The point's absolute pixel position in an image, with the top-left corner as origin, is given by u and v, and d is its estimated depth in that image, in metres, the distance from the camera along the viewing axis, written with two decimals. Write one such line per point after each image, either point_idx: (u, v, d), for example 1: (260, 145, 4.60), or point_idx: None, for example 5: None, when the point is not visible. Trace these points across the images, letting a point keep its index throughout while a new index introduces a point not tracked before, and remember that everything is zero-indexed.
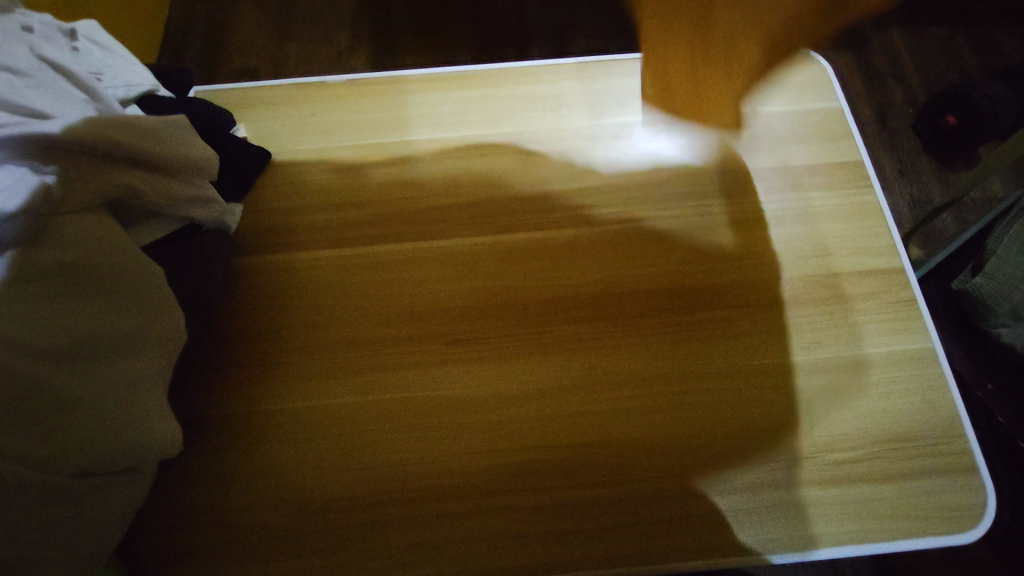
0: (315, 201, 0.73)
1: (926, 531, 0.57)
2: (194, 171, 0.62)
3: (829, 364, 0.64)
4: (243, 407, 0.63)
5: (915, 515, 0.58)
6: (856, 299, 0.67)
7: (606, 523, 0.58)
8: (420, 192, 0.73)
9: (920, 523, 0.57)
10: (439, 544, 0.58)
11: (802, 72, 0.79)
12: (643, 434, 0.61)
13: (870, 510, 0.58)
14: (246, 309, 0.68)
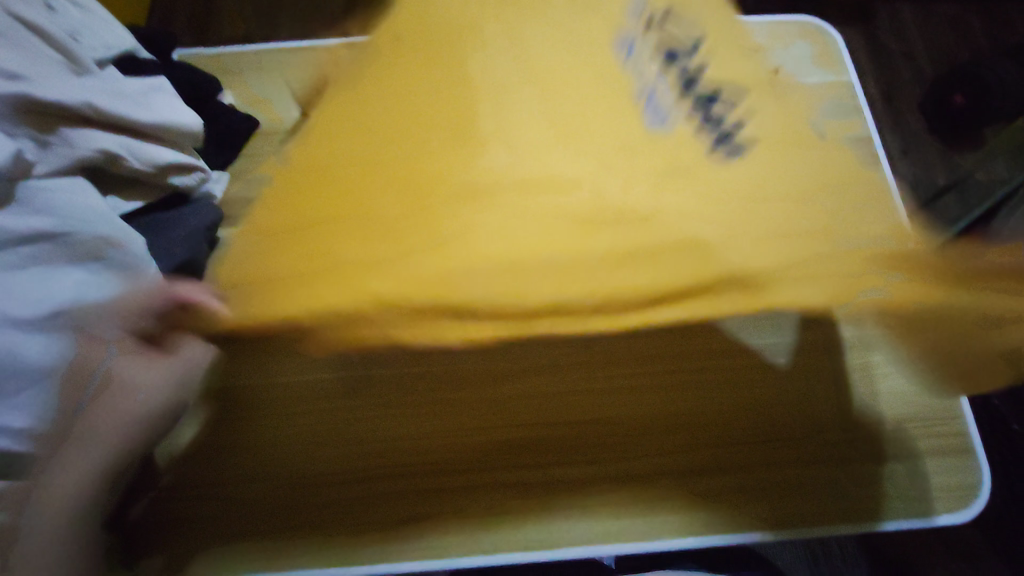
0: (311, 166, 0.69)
1: (919, 512, 0.58)
2: (179, 137, 0.59)
3: (830, 345, 0.64)
4: (235, 382, 0.63)
5: (906, 497, 0.59)
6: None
7: (601, 501, 0.58)
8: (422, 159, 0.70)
9: (913, 504, 0.58)
10: (431, 519, 0.58)
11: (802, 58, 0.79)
12: (641, 410, 0.61)
13: (860, 487, 0.58)
14: None
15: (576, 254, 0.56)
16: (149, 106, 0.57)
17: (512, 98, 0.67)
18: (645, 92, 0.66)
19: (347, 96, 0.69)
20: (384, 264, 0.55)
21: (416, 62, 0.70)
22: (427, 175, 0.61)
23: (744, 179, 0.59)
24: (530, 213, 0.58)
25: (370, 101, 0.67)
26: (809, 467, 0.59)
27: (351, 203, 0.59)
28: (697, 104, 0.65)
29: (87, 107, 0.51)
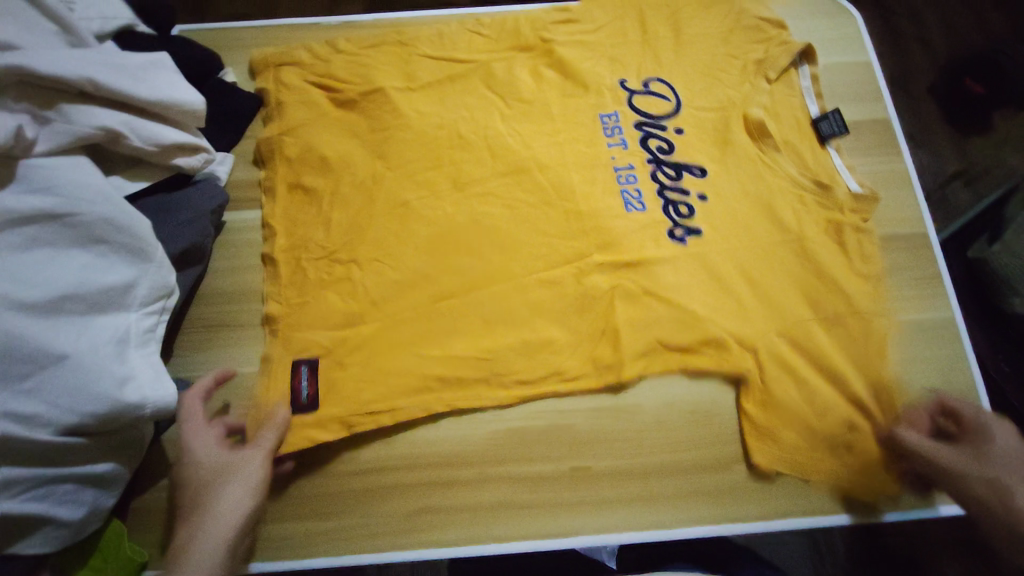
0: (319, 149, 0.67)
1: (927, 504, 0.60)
2: (182, 115, 0.56)
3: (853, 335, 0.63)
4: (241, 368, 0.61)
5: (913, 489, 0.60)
6: (889, 277, 0.66)
7: (619, 491, 0.58)
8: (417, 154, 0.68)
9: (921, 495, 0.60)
10: (444, 508, 0.57)
11: (823, 38, 0.77)
12: (657, 401, 0.61)
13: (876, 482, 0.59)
14: (240, 267, 0.65)
15: (605, 318, 0.60)
16: (149, 81, 0.54)
17: (537, 131, 0.68)
18: (618, 172, 0.66)
19: (375, 138, 0.67)
20: (421, 338, 0.59)
21: (440, 87, 0.69)
22: (461, 248, 0.62)
23: (756, 255, 0.63)
24: (562, 289, 0.61)
25: (399, 146, 0.66)
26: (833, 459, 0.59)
27: (381, 277, 0.61)
28: (669, 183, 0.66)
29: (87, 81, 0.48)
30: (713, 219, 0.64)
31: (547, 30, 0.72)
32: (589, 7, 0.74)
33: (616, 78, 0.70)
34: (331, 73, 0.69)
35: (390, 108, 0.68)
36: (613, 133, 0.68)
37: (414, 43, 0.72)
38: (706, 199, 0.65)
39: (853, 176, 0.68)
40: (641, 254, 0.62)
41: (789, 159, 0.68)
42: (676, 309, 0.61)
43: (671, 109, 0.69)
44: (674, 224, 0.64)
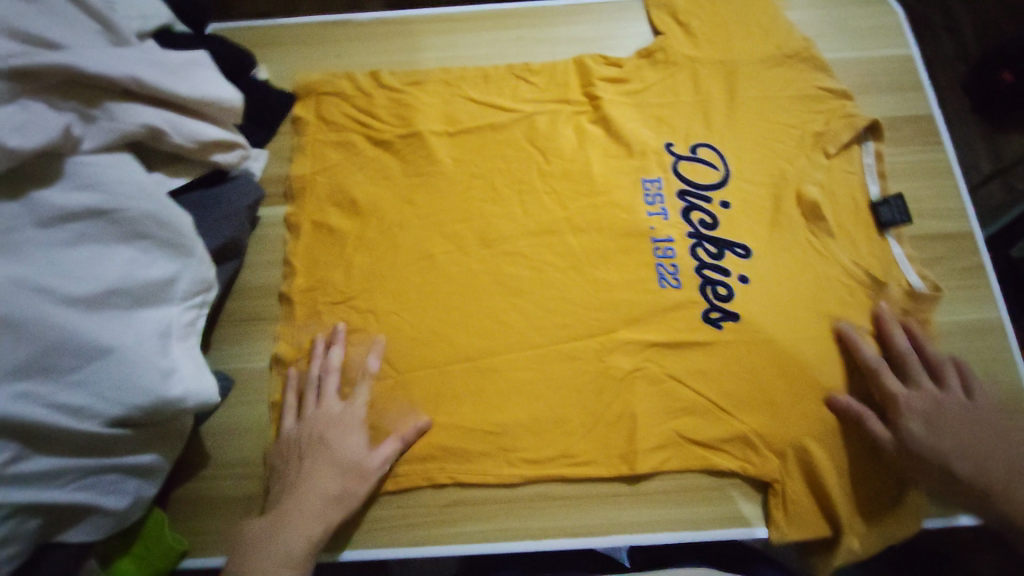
0: (353, 148, 0.68)
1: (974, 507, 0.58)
2: (219, 112, 0.57)
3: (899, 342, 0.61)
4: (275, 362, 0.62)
5: None
6: (927, 270, 0.64)
7: (649, 491, 0.58)
8: (443, 165, 0.66)
9: None
10: (474, 508, 0.58)
11: (859, 30, 0.75)
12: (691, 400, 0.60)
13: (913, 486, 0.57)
14: (273, 263, 0.66)
15: (634, 317, 0.60)
16: (189, 78, 0.55)
17: (578, 178, 0.65)
18: (656, 244, 0.62)
19: (406, 136, 0.67)
20: (458, 334, 0.60)
21: (472, 139, 0.67)
22: (498, 282, 0.62)
23: (808, 319, 0.60)
24: (598, 295, 0.61)
25: (435, 168, 0.66)
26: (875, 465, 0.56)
27: (417, 313, 0.61)
28: (708, 261, 0.61)
29: (131, 79, 0.49)
30: (754, 302, 0.60)
31: (596, 86, 0.69)
32: (639, 66, 0.70)
33: (662, 141, 0.66)
34: (369, 110, 0.69)
35: (424, 120, 0.68)
36: (653, 201, 0.64)
37: (460, 83, 0.70)
38: (747, 280, 0.61)
39: (910, 266, 0.63)
40: (685, 331, 0.60)
41: (845, 246, 0.63)
42: (717, 373, 0.59)
43: (717, 179, 0.65)
44: (710, 306, 0.60)
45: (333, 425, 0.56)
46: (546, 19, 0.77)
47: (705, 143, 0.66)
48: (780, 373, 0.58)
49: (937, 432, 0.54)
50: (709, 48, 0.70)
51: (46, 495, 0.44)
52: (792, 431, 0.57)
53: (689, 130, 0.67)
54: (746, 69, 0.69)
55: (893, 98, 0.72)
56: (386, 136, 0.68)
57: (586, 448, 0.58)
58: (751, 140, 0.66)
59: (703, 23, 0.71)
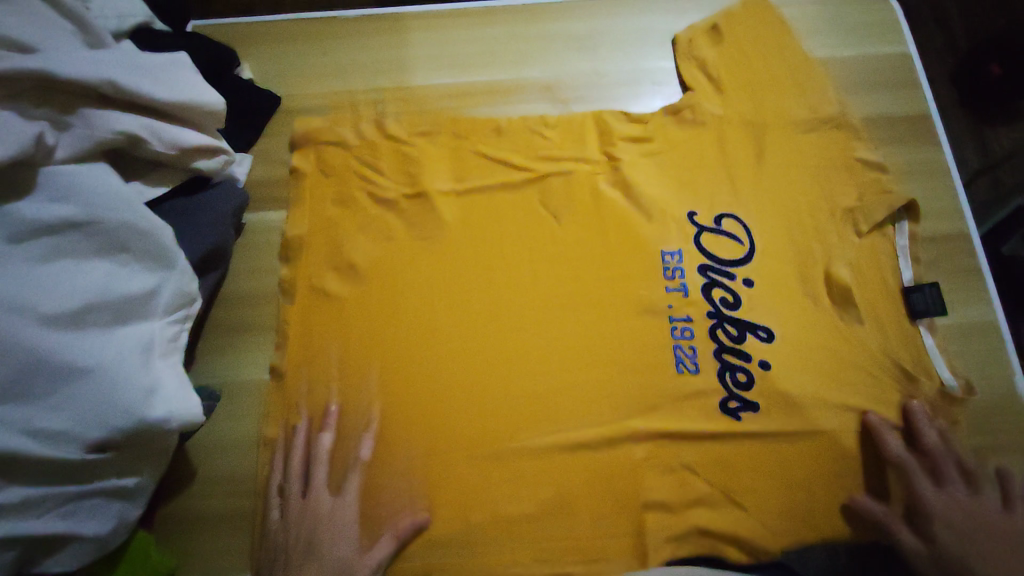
0: (344, 150, 0.66)
1: None
2: (201, 116, 0.55)
3: (892, 346, 0.62)
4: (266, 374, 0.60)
5: None
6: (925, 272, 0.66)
7: (652, 502, 0.57)
8: (437, 171, 0.66)
9: None
10: (471, 537, 0.56)
11: (851, 32, 0.75)
12: (691, 406, 0.60)
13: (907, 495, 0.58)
14: (260, 270, 0.63)
15: (626, 328, 0.62)
16: (169, 82, 0.52)
17: (593, 236, 0.64)
18: (673, 323, 0.62)
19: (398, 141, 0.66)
20: (461, 343, 0.60)
21: (480, 202, 0.65)
22: (506, 353, 0.60)
23: (824, 394, 0.60)
24: (617, 374, 0.60)
25: (428, 174, 0.65)
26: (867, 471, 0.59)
27: (419, 322, 0.61)
28: (728, 344, 0.61)
29: (108, 83, 0.47)
30: (774, 391, 0.60)
31: (611, 147, 0.68)
32: (662, 124, 0.69)
33: (684, 208, 0.66)
34: (374, 164, 0.65)
35: (418, 127, 0.67)
36: (673, 275, 0.63)
37: (472, 133, 0.68)
38: (768, 367, 0.60)
39: (943, 359, 0.62)
40: (699, 418, 0.59)
41: (870, 329, 0.63)
42: (736, 463, 0.59)
43: (741, 254, 0.64)
44: (729, 395, 0.60)
45: (322, 524, 0.53)
46: (538, 14, 0.76)
47: (729, 214, 0.66)
48: (769, 384, 0.60)
49: (958, 538, 0.53)
50: (733, 104, 0.69)
51: (20, 526, 0.43)
52: (790, 487, 0.58)
53: (678, 141, 0.68)
54: (766, 129, 0.68)
55: (913, 152, 0.70)
56: (392, 196, 0.64)
57: (591, 505, 0.57)
58: (767, 200, 0.66)
59: (696, 39, 0.73)
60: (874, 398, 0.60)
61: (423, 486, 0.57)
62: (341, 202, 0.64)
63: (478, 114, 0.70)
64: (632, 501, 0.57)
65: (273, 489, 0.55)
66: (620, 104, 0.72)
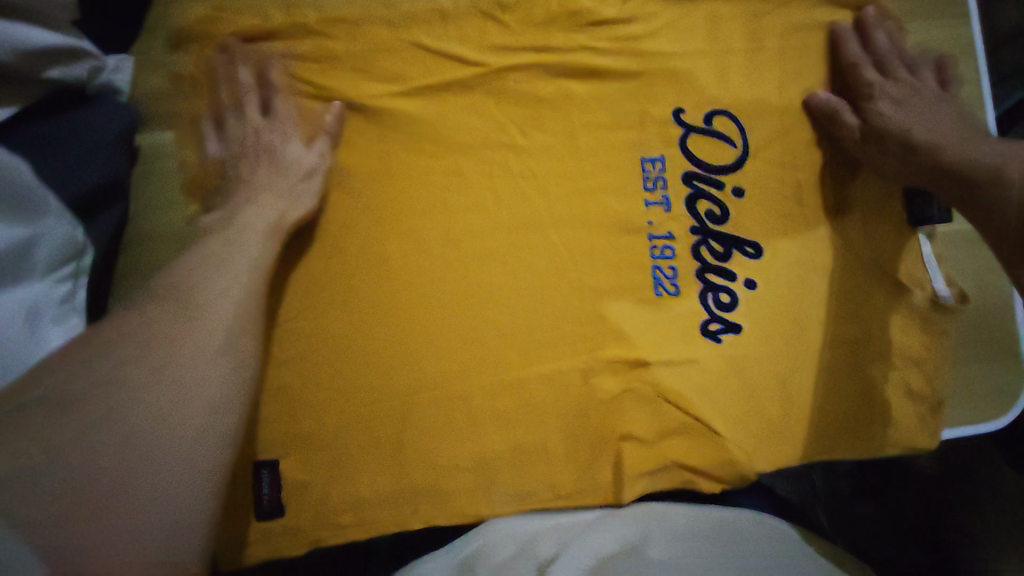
0: (253, 45, 0.53)
1: (972, 421, 0.55)
2: (43, 6, 0.42)
3: (902, 254, 0.55)
4: None
5: (959, 406, 0.55)
6: None
7: (630, 443, 0.52)
8: (371, 72, 0.54)
9: (965, 413, 0.55)
10: (439, 481, 0.51)
11: None
12: (672, 337, 0.53)
13: (879, 405, 0.53)
14: (168, 205, 0.52)
15: (599, 254, 0.54)
16: None
17: (561, 150, 0.54)
18: (653, 241, 0.54)
19: (317, 34, 0.53)
20: (409, 279, 0.52)
21: (423, 110, 0.54)
22: (467, 291, 0.52)
23: (818, 310, 0.54)
24: (591, 309, 0.53)
25: (360, 77, 0.54)
26: (849, 382, 0.53)
27: (358, 257, 0.52)
28: (713, 262, 0.54)
29: None
30: (760, 312, 0.54)
31: (584, 33, 0.56)
32: (645, 0, 0.57)
33: (668, 106, 0.56)
34: (290, 62, 0.53)
35: (341, 12, 0.54)
36: (653, 186, 0.55)
37: (410, 22, 0.54)
38: (754, 286, 0.54)
39: (939, 268, 0.55)
40: (680, 345, 0.53)
41: (869, 237, 0.55)
42: (723, 399, 0.53)
43: (732, 159, 0.56)
44: (709, 316, 0.54)
45: (295, 174, 0.51)
46: None
47: (722, 111, 0.56)
48: (758, 308, 0.54)
49: (902, 114, 0.53)
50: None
51: None
52: (790, 407, 0.53)
53: (662, 27, 0.57)
54: (763, 8, 0.57)
55: (932, 41, 0.60)
56: (315, 100, 0.53)
57: (564, 444, 0.52)
58: (762, 95, 0.57)
59: None
60: (873, 313, 0.54)
61: (375, 438, 0.50)
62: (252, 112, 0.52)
63: None
64: (608, 434, 0.52)
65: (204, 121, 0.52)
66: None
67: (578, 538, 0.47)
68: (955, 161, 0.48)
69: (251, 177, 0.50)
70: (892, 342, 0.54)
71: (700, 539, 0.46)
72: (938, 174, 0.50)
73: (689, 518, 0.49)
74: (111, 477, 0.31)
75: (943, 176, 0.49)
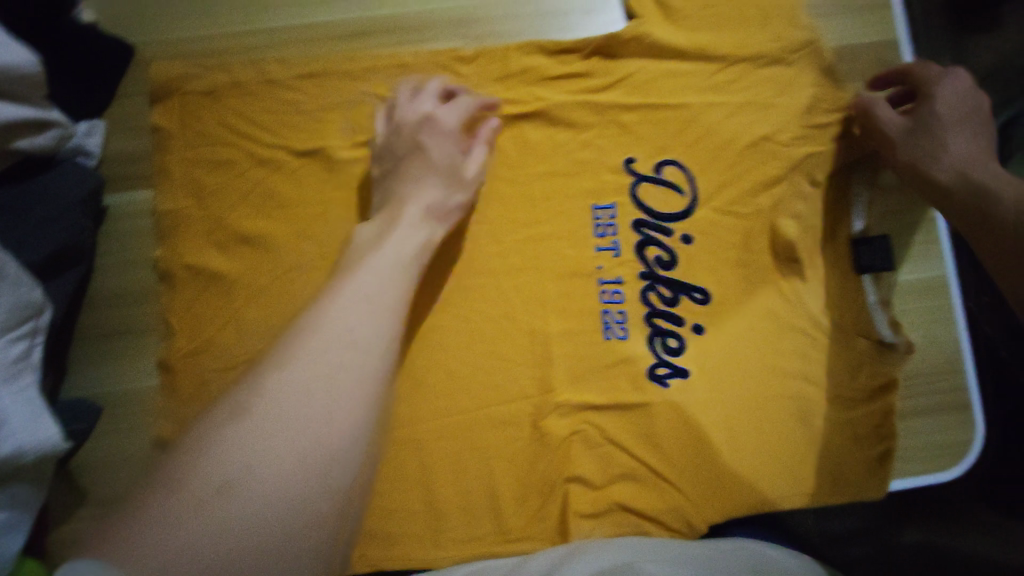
0: (222, 100, 0.55)
1: (917, 470, 0.57)
2: (11, 83, 0.44)
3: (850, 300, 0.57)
4: (139, 382, 0.52)
5: (905, 455, 0.57)
6: (881, 226, 0.60)
7: (577, 488, 0.52)
8: (332, 130, 0.56)
9: (910, 462, 0.57)
10: (385, 526, 0.51)
11: None
12: (621, 382, 0.54)
13: (833, 459, 0.54)
14: (134, 262, 0.54)
15: (550, 302, 0.55)
16: None
17: (513, 201, 0.56)
18: (603, 287, 0.55)
19: (280, 95, 0.56)
20: None
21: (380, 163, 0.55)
22: (421, 337, 0.54)
23: (767, 356, 0.55)
24: (541, 353, 0.54)
25: (319, 133, 0.55)
26: (796, 429, 0.54)
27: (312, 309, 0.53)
28: (661, 308, 0.55)
29: None
30: (706, 357, 0.55)
31: (539, 86, 0.57)
32: (601, 54, 0.58)
33: (621, 156, 0.57)
34: (254, 118, 0.55)
35: (305, 72, 0.56)
36: (604, 233, 0.56)
37: (371, 79, 0.57)
38: (701, 331, 0.55)
39: (884, 316, 0.56)
40: (627, 390, 0.54)
41: (815, 290, 0.56)
42: (668, 444, 0.53)
43: (683, 207, 0.56)
44: (658, 360, 0.55)
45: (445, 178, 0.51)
46: None
47: (674, 161, 0.57)
48: (706, 352, 0.55)
49: (947, 138, 0.51)
50: (680, 31, 0.58)
51: None
52: (739, 450, 0.53)
53: (617, 79, 0.58)
54: (718, 58, 0.58)
55: None
56: (275, 155, 0.55)
57: (513, 487, 0.52)
58: (716, 144, 0.57)
59: None
60: (818, 357, 0.55)
61: None
62: (218, 169, 0.54)
63: (379, 52, 0.59)
64: (555, 477, 0.52)
65: (169, 179, 0.54)
66: (544, 35, 0.60)
67: (566, 560, 0.46)
68: (968, 185, 0.48)
69: (407, 180, 0.51)
70: (840, 390, 0.55)
71: (695, 559, 0.44)
72: (938, 194, 0.50)
73: (684, 546, 0.47)
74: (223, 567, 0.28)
75: (948, 199, 0.50)
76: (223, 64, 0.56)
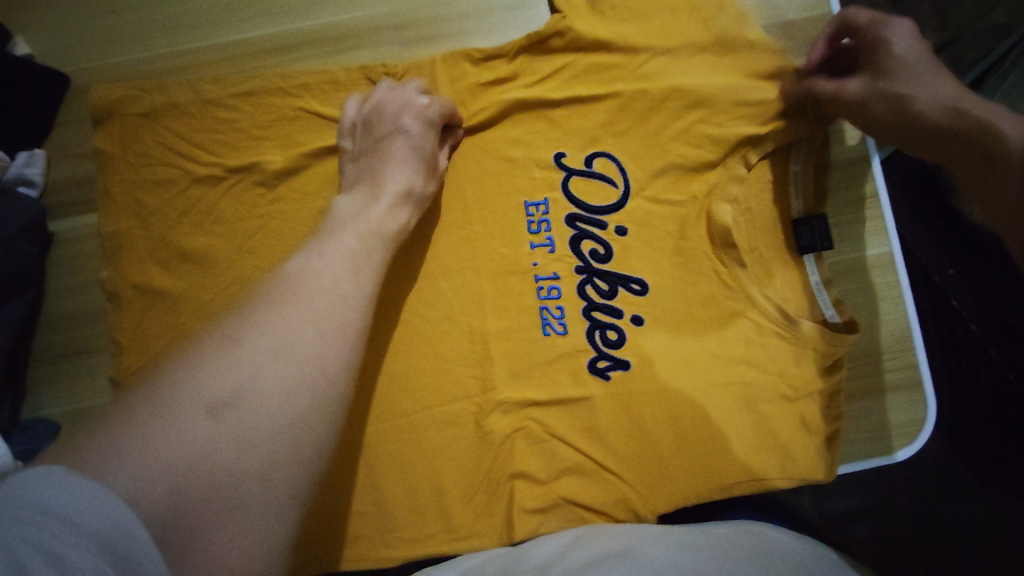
0: (156, 121, 0.57)
1: (866, 453, 0.56)
2: None
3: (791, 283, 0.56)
4: (94, 399, 0.54)
5: (853, 438, 0.57)
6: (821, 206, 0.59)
7: (522, 482, 0.53)
8: (263, 143, 0.56)
9: (858, 446, 0.56)
10: (335, 527, 0.53)
11: None
12: (562, 376, 0.55)
13: (782, 444, 0.53)
14: (83, 285, 0.56)
15: (487, 301, 0.55)
16: None
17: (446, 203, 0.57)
18: (539, 283, 0.56)
19: (213, 113, 0.57)
20: None
21: (313, 174, 0.56)
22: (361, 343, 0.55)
23: (708, 343, 0.55)
24: (480, 352, 0.55)
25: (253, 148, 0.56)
26: (742, 416, 0.54)
27: None
28: (599, 301, 0.55)
29: None
30: (646, 348, 0.55)
31: (468, 88, 0.58)
32: (527, 52, 0.58)
33: (552, 152, 0.57)
34: (189, 137, 0.56)
35: (237, 88, 0.57)
36: (538, 229, 0.56)
37: (301, 92, 0.57)
38: (641, 322, 0.55)
39: (827, 295, 0.55)
40: (567, 384, 0.54)
41: (754, 275, 0.56)
42: (611, 436, 0.54)
43: (616, 199, 0.56)
44: (597, 353, 0.55)
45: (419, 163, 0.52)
46: None
47: (606, 153, 0.57)
48: (646, 342, 0.55)
49: (897, 85, 0.49)
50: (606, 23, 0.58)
51: None
52: (684, 440, 0.53)
53: (544, 76, 0.58)
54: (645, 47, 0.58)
55: None
56: (211, 171, 0.56)
57: (459, 485, 0.53)
58: (646, 133, 0.57)
59: None
60: (761, 342, 0.55)
61: None
62: (155, 190, 0.56)
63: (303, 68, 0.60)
64: (499, 473, 0.53)
65: (109, 202, 0.56)
66: (465, 41, 0.61)
67: (552, 557, 0.46)
68: (942, 120, 0.45)
69: (378, 162, 0.52)
70: (785, 373, 0.54)
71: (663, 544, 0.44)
72: (914, 132, 0.48)
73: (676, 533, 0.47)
74: (203, 490, 0.29)
75: (932, 135, 0.46)
76: (155, 86, 0.57)
